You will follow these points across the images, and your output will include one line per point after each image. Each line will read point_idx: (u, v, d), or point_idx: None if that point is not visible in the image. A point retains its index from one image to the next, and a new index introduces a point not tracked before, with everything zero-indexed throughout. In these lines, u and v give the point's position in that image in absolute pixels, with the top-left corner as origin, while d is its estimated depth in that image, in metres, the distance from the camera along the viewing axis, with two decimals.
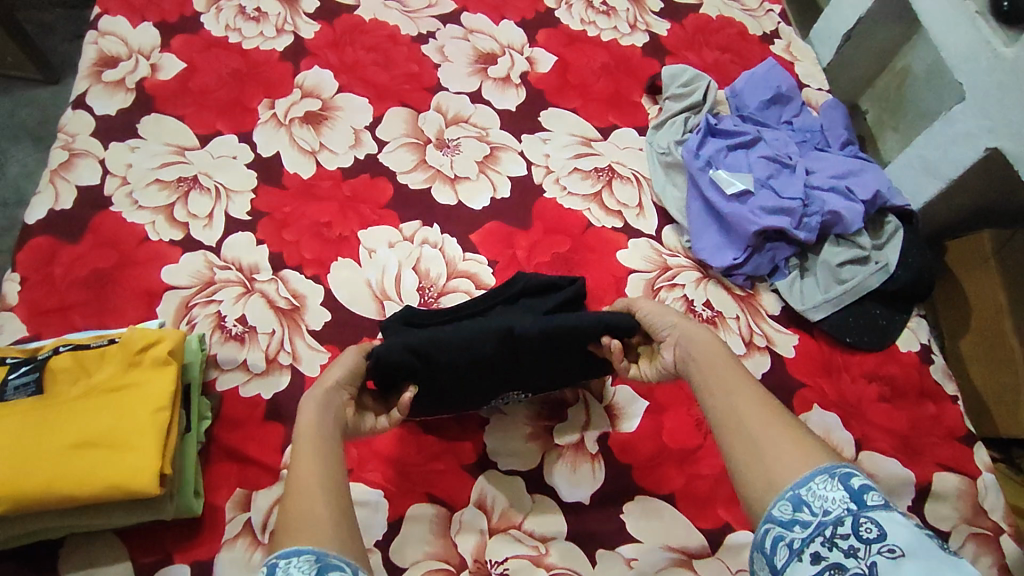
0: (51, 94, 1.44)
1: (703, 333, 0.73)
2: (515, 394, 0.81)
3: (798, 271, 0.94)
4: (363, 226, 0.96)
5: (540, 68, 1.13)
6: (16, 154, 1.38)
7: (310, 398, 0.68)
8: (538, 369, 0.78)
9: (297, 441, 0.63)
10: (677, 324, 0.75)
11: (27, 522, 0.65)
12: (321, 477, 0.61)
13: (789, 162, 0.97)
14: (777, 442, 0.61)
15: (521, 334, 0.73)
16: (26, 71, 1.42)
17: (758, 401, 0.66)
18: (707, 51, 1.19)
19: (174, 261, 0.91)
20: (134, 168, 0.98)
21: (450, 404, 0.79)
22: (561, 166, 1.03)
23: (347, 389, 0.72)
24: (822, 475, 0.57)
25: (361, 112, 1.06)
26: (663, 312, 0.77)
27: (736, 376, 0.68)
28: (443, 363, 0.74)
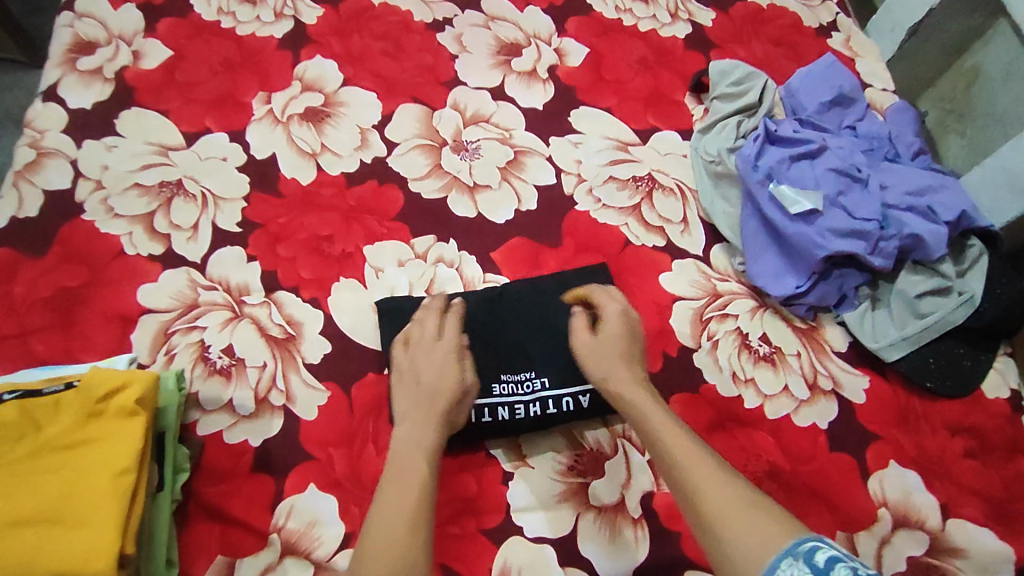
0: (35, 78, 1.32)
1: (641, 392, 0.64)
2: (528, 374, 0.74)
3: (869, 302, 0.82)
4: (369, 242, 0.83)
5: (570, 61, 1.00)
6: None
7: (405, 420, 0.64)
8: (551, 338, 0.76)
9: (395, 461, 0.60)
10: (612, 366, 0.66)
11: None
12: (407, 525, 0.55)
13: (861, 175, 0.84)
14: (735, 529, 0.52)
15: (509, 291, 0.78)
16: (8, 53, 1.30)
17: (705, 471, 0.57)
18: (757, 44, 1.06)
19: (153, 280, 0.79)
20: (110, 171, 0.86)
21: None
22: (594, 174, 0.91)
23: (453, 403, 0.66)
24: (785, 560, 0.49)
25: (369, 108, 0.94)
26: (602, 350, 0.67)
27: (681, 442, 0.59)
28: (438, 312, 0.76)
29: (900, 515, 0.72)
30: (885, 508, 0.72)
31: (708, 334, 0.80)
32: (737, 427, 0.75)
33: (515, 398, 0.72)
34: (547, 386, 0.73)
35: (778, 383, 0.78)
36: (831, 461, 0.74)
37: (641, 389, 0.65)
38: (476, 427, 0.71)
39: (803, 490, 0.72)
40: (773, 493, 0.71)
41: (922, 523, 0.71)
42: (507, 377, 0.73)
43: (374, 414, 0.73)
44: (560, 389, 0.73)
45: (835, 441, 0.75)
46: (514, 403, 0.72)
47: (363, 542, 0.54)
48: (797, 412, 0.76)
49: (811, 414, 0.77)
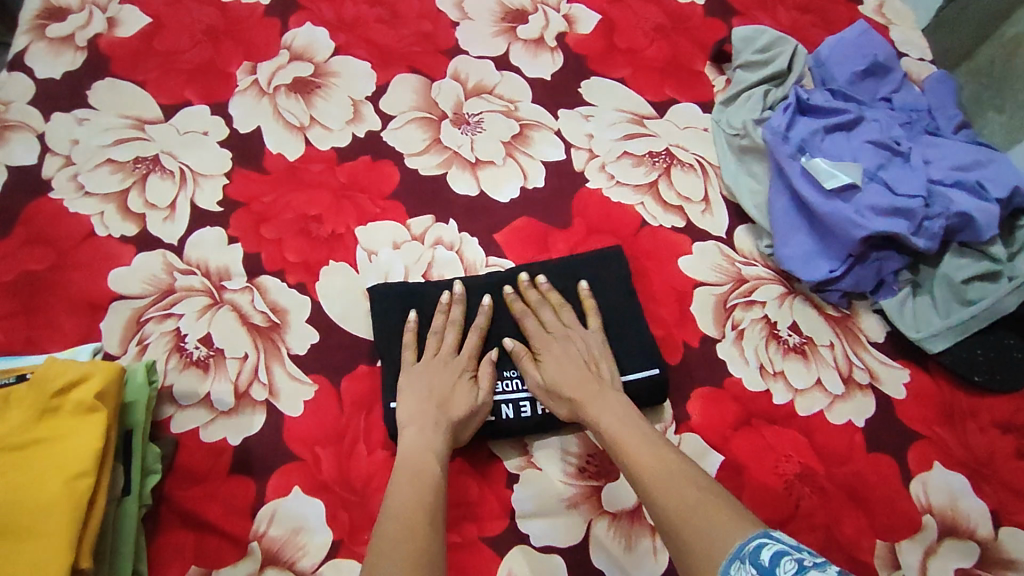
0: None
1: (592, 406, 0.61)
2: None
3: (910, 288, 0.75)
4: (361, 222, 0.76)
5: (580, 28, 0.93)
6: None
7: (411, 422, 0.61)
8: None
9: (403, 462, 0.57)
10: (562, 387, 0.63)
11: None
12: (421, 524, 0.52)
13: (900, 149, 0.77)
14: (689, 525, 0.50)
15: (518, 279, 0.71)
16: None
17: (653, 470, 0.55)
18: (782, 11, 0.98)
19: (125, 263, 0.72)
20: (80, 145, 0.79)
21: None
22: (607, 149, 0.84)
23: (471, 417, 0.63)
24: (732, 565, 0.45)
25: (362, 78, 0.86)
26: (546, 377, 0.64)
27: (636, 447, 0.57)
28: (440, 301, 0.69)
29: (947, 522, 0.64)
30: (930, 514, 0.65)
31: (732, 323, 0.73)
32: (764, 425, 0.68)
33: (521, 395, 0.66)
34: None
35: (810, 377, 0.71)
36: (869, 463, 0.67)
37: (597, 403, 0.61)
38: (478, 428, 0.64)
39: (839, 494, 0.65)
40: (806, 498, 0.64)
41: (972, 532, 0.64)
42: (511, 373, 0.67)
43: (365, 409, 0.67)
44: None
45: (873, 440, 0.68)
46: (519, 400, 0.65)
47: (374, 541, 0.50)
48: (831, 408, 0.69)
49: (847, 410, 0.69)
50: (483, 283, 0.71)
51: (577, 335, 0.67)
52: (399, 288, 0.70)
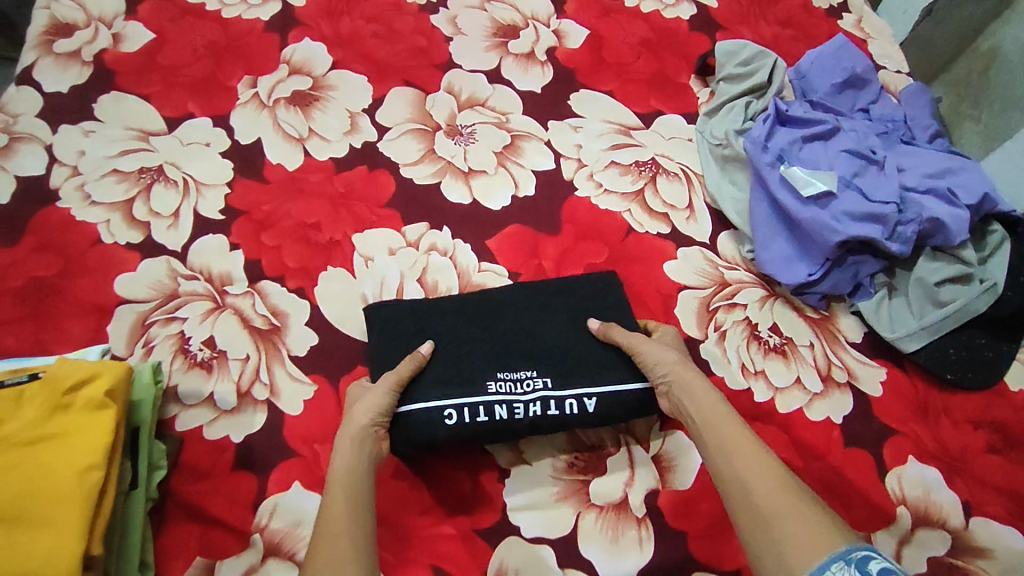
0: None
1: (701, 382, 0.62)
2: (528, 374, 0.67)
3: (885, 290, 0.78)
4: (358, 229, 0.79)
5: (570, 42, 0.97)
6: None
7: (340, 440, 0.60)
8: (552, 335, 0.69)
9: (333, 486, 0.56)
10: (664, 360, 0.65)
11: None
12: (350, 556, 0.51)
13: (876, 158, 0.81)
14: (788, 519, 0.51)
15: (510, 292, 0.72)
16: None
17: (753, 457, 0.56)
18: (765, 26, 1.02)
19: (131, 269, 0.75)
20: (87, 156, 0.82)
21: (449, 369, 0.67)
22: (595, 159, 0.87)
23: (379, 423, 0.62)
24: (836, 564, 0.46)
25: (359, 91, 0.90)
26: (661, 348, 0.66)
27: (731, 427, 0.58)
28: (435, 311, 0.70)
29: (920, 513, 0.67)
30: (904, 505, 0.67)
31: (714, 325, 0.76)
32: (746, 422, 0.71)
33: (514, 397, 0.65)
34: (549, 386, 0.66)
35: (790, 375, 0.73)
36: (846, 457, 0.69)
37: (697, 386, 0.62)
38: (469, 428, 0.64)
39: (817, 487, 0.67)
40: None
41: (944, 522, 0.67)
42: (505, 375, 0.67)
43: None
44: (563, 390, 0.66)
45: (851, 435, 0.71)
46: (512, 401, 0.65)
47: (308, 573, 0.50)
48: (810, 406, 0.72)
49: (825, 407, 0.72)
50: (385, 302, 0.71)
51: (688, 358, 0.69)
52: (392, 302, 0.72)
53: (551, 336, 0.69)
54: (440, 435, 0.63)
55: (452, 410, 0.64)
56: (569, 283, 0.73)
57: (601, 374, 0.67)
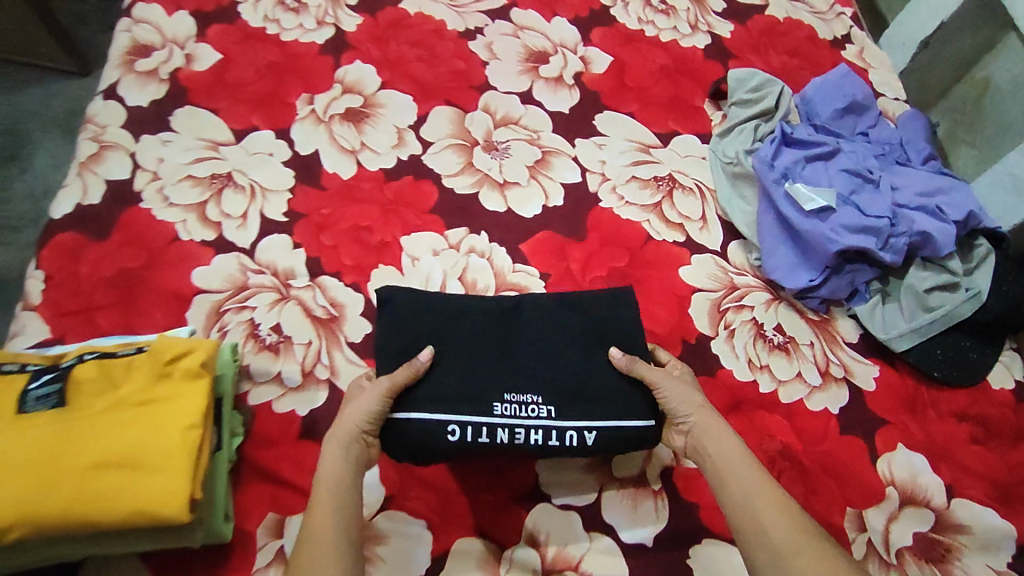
0: (82, 86, 1.45)
1: (722, 425, 0.67)
2: (534, 400, 0.69)
3: (879, 296, 0.86)
4: (405, 232, 0.89)
5: (595, 68, 1.07)
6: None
7: (327, 443, 0.64)
8: (563, 361, 0.71)
9: (320, 490, 0.60)
10: (678, 401, 0.69)
11: (43, 548, 0.58)
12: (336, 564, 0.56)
13: (872, 177, 0.90)
14: (801, 560, 0.56)
15: (525, 308, 0.74)
16: (58, 62, 1.43)
17: (764, 497, 0.61)
18: (774, 55, 1.12)
19: (206, 263, 0.85)
20: (165, 164, 0.93)
21: (459, 386, 0.69)
22: (618, 174, 0.96)
23: (367, 430, 0.65)
24: None
25: (405, 110, 1.00)
26: (675, 386, 0.69)
27: (742, 468, 0.63)
28: (451, 320, 0.72)
29: (908, 493, 0.75)
30: (893, 486, 0.75)
31: (724, 323, 0.84)
32: (752, 410, 0.79)
33: (518, 421, 0.67)
34: (553, 416, 0.68)
35: (792, 370, 0.82)
36: (842, 443, 0.77)
37: (711, 432, 0.67)
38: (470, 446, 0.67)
39: (815, 469, 0.75)
40: (787, 471, 0.75)
41: (928, 502, 0.74)
42: (512, 397, 0.69)
43: None
44: (567, 421, 0.68)
45: (848, 424, 0.79)
46: (515, 426, 0.67)
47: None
48: (810, 397, 0.80)
49: (823, 399, 0.80)
50: (402, 294, 0.73)
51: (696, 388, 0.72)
52: (411, 292, 0.73)
53: (563, 361, 0.71)
54: (441, 450, 0.66)
55: (455, 427, 0.67)
56: (586, 303, 0.74)
57: (605, 408, 0.69)
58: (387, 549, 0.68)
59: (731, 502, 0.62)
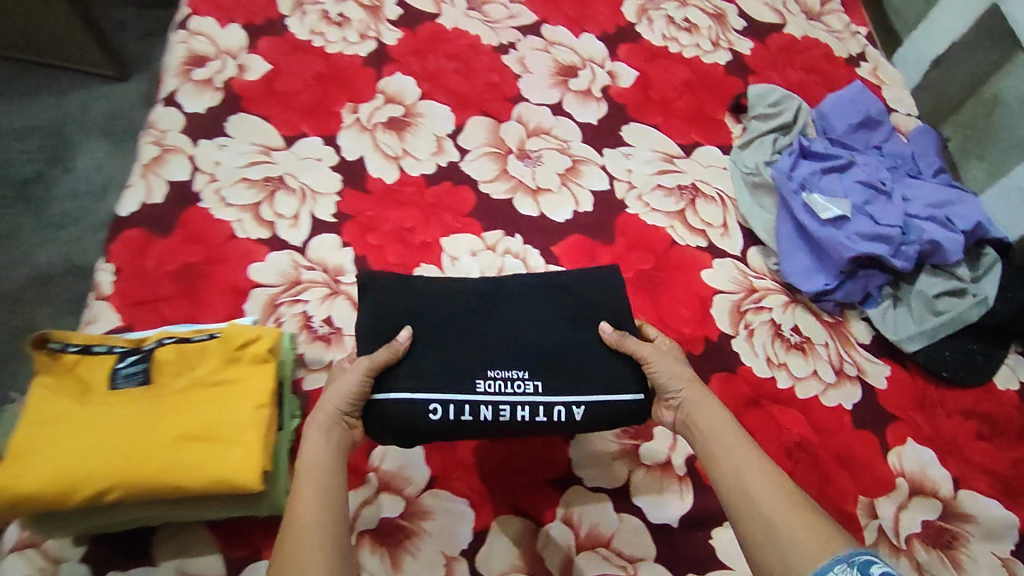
0: (121, 90, 1.57)
1: (712, 401, 0.68)
2: (521, 376, 0.69)
3: (891, 300, 0.91)
4: (445, 233, 0.95)
5: (622, 82, 1.13)
6: (129, 154, 1.50)
7: (310, 428, 0.65)
8: (549, 338, 0.71)
9: (302, 471, 0.60)
10: (668, 373, 0.69)
11: (128, 512, 0.65)
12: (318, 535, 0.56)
13: (885, 189, 0.95)
14: (793, 525, 0.56)
15: (507, 286, 0.74)
16: (101, 68, 1.56)
17: (753, 465, 0.61)
18: (791, 72, 1.18)
19: (261, 259, 0.91)
20: (222, 166, 0.99)
21: (439, 363, 0.69)
22: (643, 182, 1.02)
23: (347, 412, 0.67)
24: (839, 565, 0.52)
25: (443, 119, 1.07)
26: (665, 360, 0.70)
27: (732, 440, 0.64)
28: (434, 300, 0.72)
29: (917, 484, 0.80)
30: (903, 477, 0.80)
31: (745, 324, 0.90)
32: (771, 404, 0.84)
33: (501, 398, 0.67)
34: (540, 391, 0.68)
35: (808, 368, 0.87)
36: (855, 437, 0.82)
37: (704, 405, 0.67)
38: (453, 426, 0.67)
39: (830, 459, 0.81)
40: (802, 460, 0.80)
41: (936, 492, 0.80)
42: (495, 374, 0.68)
43: None
44: (553, 397, 0.68)
45: (860, 419, 0.84)
46: (499, 403, 0.67)
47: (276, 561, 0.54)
48: (825, 393, 0.85)
49: (838, 395, 0.85)
50: (381, 276, 0.73)
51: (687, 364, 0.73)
52: (388, 275, 0.73)
53: (548, 339, 0.71)
54: (424, 429, 0.66)
55: (437, 406, 0.67)
56: (567, 282, 0.75)
57: (594, 383, 0.69)
58: (433, 524, 0.74)
59: (720, 473, 0.62)
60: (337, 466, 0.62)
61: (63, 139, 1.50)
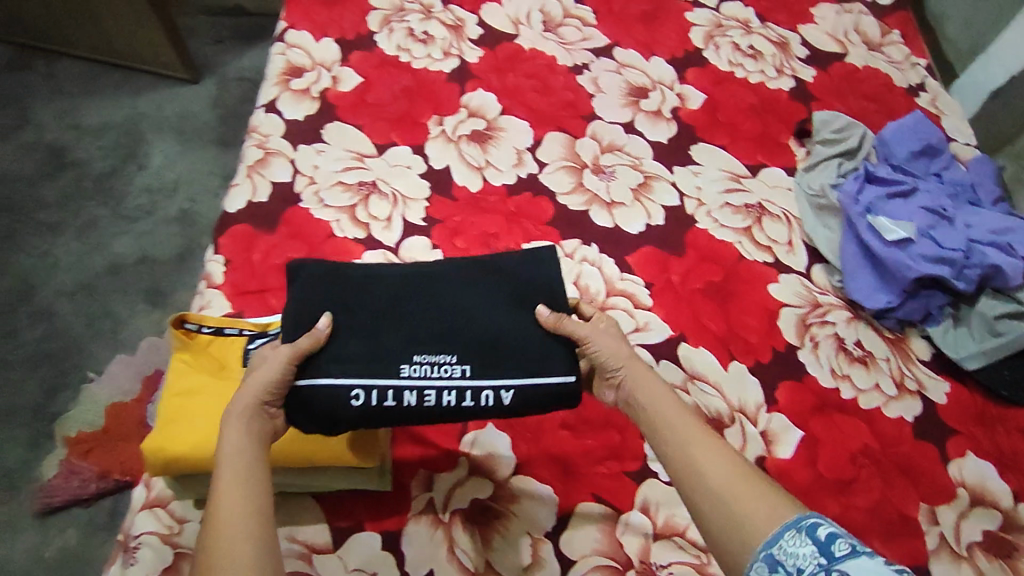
0: (193, 92, 1.67)
1: (651, 377, 0.71)
2: (449, 360, 0.71)
3: (951, 320, 0.96)
4: (526, 241, 1.02)
5: (691, 104, 1.19)
6: (201, 154, 1.60)
7: (228, 418, 0.64)
8: (477, 323, 0.73)
9: (222, 464, 0.60)
10: (609, 353, 0.73)
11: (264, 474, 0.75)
12: (259, 521, 0.58)
13: (947, 215, 1.00)
14: (741, 497, 0.61)
15: (439, 270, 0.76)
16: (176, 71, 1.66)
17: (700, 440, 0.65)
18: (853, 100, 1.23)
19: (358, 258, 1.00)
20: (319, 170, 1.07)
21: (365, 349, 0.70)
22: (712, 199, 1.08)
23: (268, 401, 0.67)
24: (789, 531, 0.57)
25: (522, 134, 1.14)
26: (603, 340, 0.73)
27: (679, 417, 0.68)
28: (363, 286, 0.74)
29: (977, 495, 0.84)
30: (964, 488, 0.85)
31: (810, 336, 0.95)
32: (835, 413, 0.89)
33: (426, 383, 0.70)
34: (467, 376, 0.70)
35: (870, 381, 0.92)
36: (917, 447, 0.87)
37: (643, 385, 0.71)
38: (376, 411, 0.69)
39: (892, 467, 0.85)
40: (865, 466, 0.85)
41: (996, 504, 0.84)
42: (421, 359, 0.70)
43: None
44: (481, 382, 0.70)
45: (921, 431, 0.89)
46: (424, 387, 0.70)
47: (203, 551, 0.55)
48: (887, 405, 0.90)
49: (899, 407, 0.90)
50: (311, 263, 0.75)
51: (624, 344, 0.75)
52: (320, 266, 0.75)
53: (471, 327, 0.72)
54: (346, 414, 0.68)
55: (360, 392, 0.69)
56: (499, 265, 0.77)
57: (524, 369, 0.71)
58: (520, 507, 0.80)
59: (670, 449, 0.66)
60: (259, 456, 0.63)
61: (139, 138, 1.60)
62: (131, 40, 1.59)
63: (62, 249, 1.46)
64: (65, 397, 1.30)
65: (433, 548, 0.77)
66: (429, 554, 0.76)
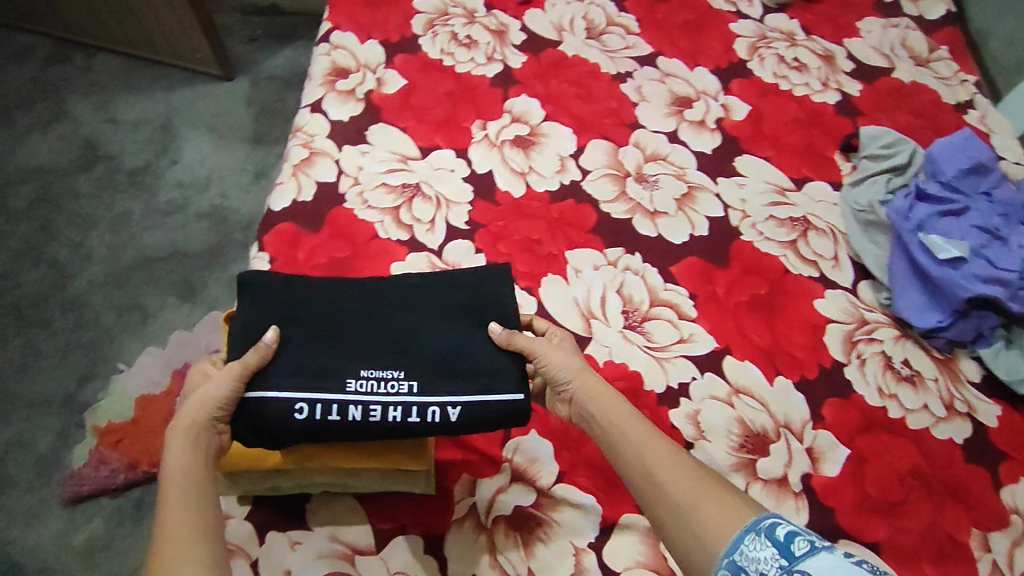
0: (226, 89, 1.69)
1: (601, 390, 0.72)
2: (396, 376, 0.69)
3: (1004, 341, 0.94)
4: (570, 248, 1.01)
5: (735, 115, 1.19)
6: (235, 152, 1.61)
7: (174, 433, 0.64)
8: (424, 339, 0.72)
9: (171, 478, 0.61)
10: (561, 367, 0.73)
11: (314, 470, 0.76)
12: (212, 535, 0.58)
13: (1001, 235, 0.98)
14: (700, 505, 0.62)
15: (399, 284, 0.75)
16: (209, 67, 1.68)
17: (657, 450, 0.66)
18: (900, 115, 1.22)
19: (402, 259, 0.99)
20: (364, 171, 1.08)
21: (311, 362, 0.69)
22: (757, 212, 1.07)
23: (218, 416, 0.67)
24: (749, 535, 0.59)
25: (565, 140, 1.14)
26: (554, 354, 0.74)
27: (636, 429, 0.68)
28: (316, 301, 0.73)
29: None
30: (1017, 514, 0.84)
31: (857, 354, 0.93)
32: (882, 432, 0.87)
33: (373, 398, 0.68)
34: (414, 391, 0.69)
35: (919, 401, 0.90)
36: (967, 470, 0.86)
37: (596, 399, 0.71)
38: (320, 425, 0.68)
39: (941, 490, 0.84)
40: (914, 488, 0.84)
41: None
42: (368, 374, 0.69)
43: None
44: (427, 398, 0.69)
45: (971, 454, 0.87)
46: (369, 403, 0.68)
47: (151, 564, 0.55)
48: (936, 426, 0.89)
49: (949, 429, 0.89)
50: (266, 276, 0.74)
51: (577, 358, 0.75)
52: (270, 278, 0.74)
53: (422, 344, 0.71)
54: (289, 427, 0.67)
55: (303, 405, 0.68)
56: (456, 280, 0.76)
57: (473, 385, 0.70)
58: (563, 515, 0.79)
59: (626, 462, 0.67)
60: (203, 469, 0.63)
61: (173, 133, 1.62)
62: (170, 36, 1.61)
63: (95, 241, 1.47)
64: (95, 387, 1.31)
65: (477, 553, 0.77)
66: (472, 559, 0.76)
